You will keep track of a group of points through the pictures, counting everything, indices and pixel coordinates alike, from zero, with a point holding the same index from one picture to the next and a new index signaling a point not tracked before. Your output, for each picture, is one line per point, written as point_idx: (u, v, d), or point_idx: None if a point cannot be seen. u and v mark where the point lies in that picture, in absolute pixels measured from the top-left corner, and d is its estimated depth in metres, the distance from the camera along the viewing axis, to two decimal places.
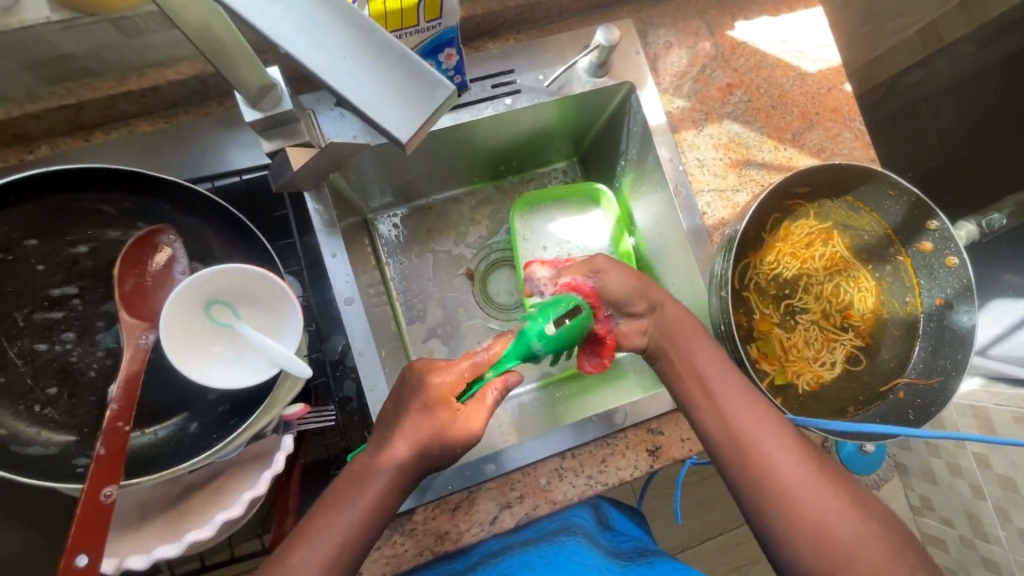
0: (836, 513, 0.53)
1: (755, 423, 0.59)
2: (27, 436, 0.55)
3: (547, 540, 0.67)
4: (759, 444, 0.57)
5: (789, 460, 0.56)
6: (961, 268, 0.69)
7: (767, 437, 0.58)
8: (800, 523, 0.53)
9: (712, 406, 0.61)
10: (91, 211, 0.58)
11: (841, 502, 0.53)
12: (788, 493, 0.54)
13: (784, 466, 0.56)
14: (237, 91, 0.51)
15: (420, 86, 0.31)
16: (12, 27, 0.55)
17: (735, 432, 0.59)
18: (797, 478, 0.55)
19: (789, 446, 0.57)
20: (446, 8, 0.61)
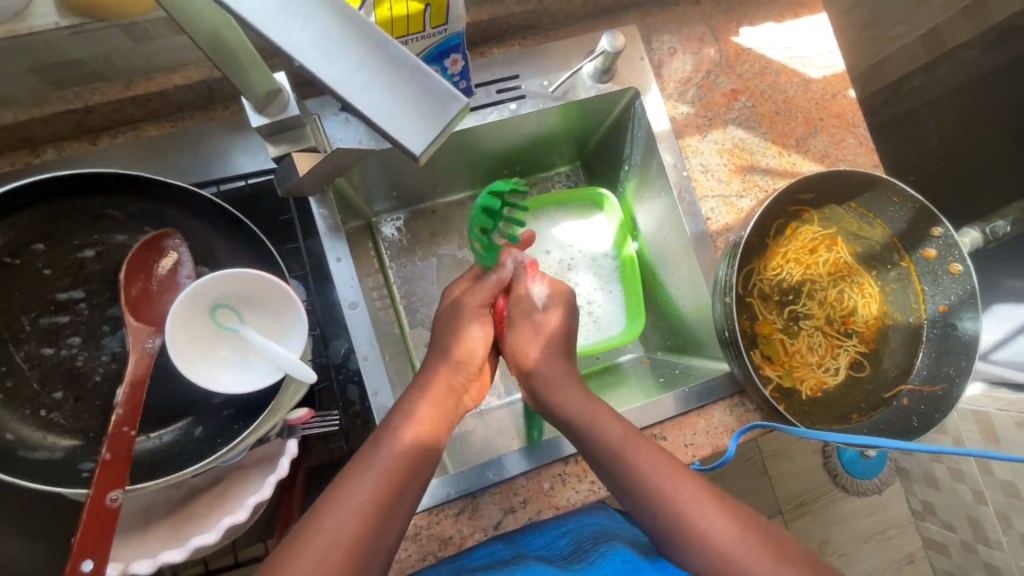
0: (757, 559, 0.54)
1: (666, 481, 0.59)
2: (33, 441, 0.55)
3: (561, 565, 0.62)
4: (674, 502, 0.57)
5: (707, 512, 0.57)
6: (965, 275, 0.69)
7: (681, 492, 0.58)
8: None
9: (622, 468, 0.60)
10: (98, 215, 0.59)
11: (760, 545, 0.55)
12: (711, 547, 0.55)
13: (702, 521, 0.56)
14: (243, 97, 0.51)
15: (434, 100, 0.31)
16: (21, 33, 0.55)
17: (650, 494, 0.58)
18: (716, 530, 0.56)
19: (702, 497, 0.58)
20: (453, 14, 0.62)
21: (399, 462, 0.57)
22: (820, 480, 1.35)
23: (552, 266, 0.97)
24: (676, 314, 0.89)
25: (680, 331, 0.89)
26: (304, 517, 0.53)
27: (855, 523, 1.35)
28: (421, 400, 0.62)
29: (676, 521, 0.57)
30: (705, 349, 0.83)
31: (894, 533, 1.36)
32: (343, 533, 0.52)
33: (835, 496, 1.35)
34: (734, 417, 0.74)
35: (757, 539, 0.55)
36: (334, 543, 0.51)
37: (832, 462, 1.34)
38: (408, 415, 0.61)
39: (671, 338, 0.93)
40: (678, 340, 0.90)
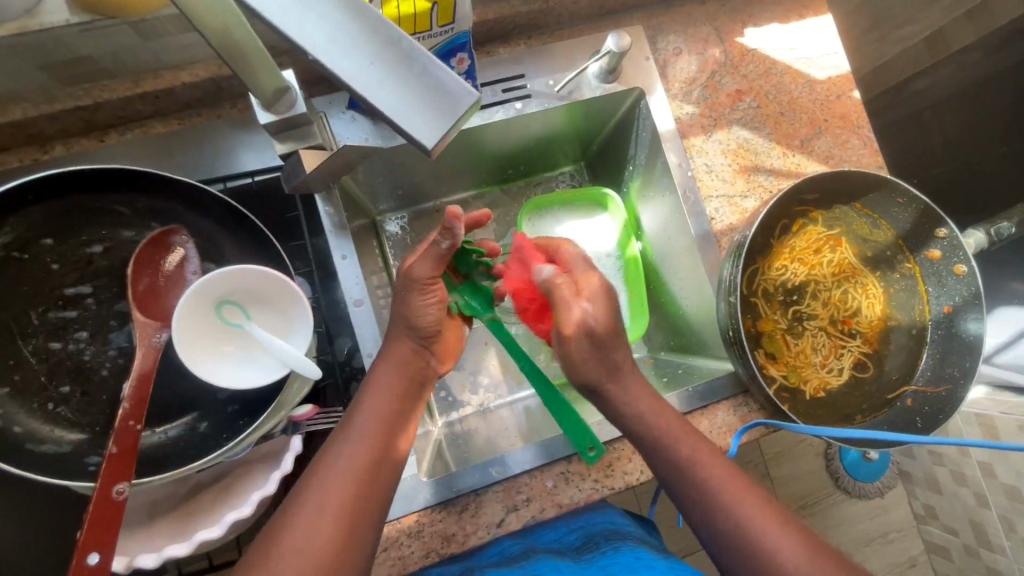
0: (791, 550, 0.55)
1: (708, 468, 0.60)
2: (40, 434, 0.56)
3: (574, 556, 0.66)
4: (718, 498, 0.59)
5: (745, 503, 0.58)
6: (971, 276, 0.69)
7: (721, 481, 0.60)
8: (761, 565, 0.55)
9: (671, 456, 0.61)
10: (105, 211, 0.59)
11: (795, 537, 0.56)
12: (744, 535, 0.57)
13: (742, 511, 0.58)
14: (252, 94, 0.52)
15: (446, 95, 0.31)
16: (32, 30, 0.55)
17: (692, 479, 0.60)
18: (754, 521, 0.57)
19: (740, 488, 0.59)
20: (459, 13, 0.62)
21: (379, 432, 0.58)
22: (822, 483, 1.34)
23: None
24: (679, 313, 0.90)
25: (683, 330, 0.89)
26: (295, 487, 0.54)
27: (857, 526, 1.35)
28: (383, 367, 0.63)
29: (714, 507, 0.59)
30: (709, 349, 0.83)
31: (896, 537, 1.36)
32: (332, 503, 0.53)
33: (837, 499, 1.34)
34: (737, 417, 0.74)
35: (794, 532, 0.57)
36: (325, 509, 0.52)
37: (834, 465, 1.33)
38: (372, 383, 0.62)
39: (674, 339, 0.93)
40: (681, 340, 0.90)
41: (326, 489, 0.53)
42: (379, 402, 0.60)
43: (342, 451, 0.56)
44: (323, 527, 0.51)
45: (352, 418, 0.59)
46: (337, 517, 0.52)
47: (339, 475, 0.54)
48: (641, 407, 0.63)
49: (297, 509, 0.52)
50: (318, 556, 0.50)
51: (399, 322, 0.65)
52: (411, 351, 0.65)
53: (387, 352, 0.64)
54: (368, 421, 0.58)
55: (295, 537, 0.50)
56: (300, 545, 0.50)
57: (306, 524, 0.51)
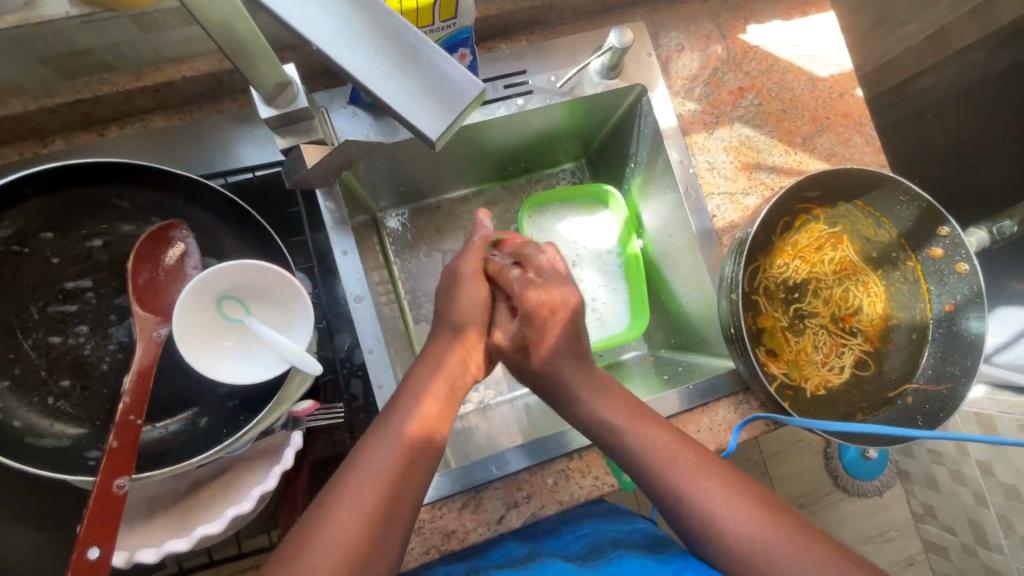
0: (780, 547, 0.54)
1: (686, 473, 0.59)
2: (40, 428, 0.56)
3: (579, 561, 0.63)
4: (699, 502, 0.58)
5: (727, 504, 0.57)
6: (972, 275, 0.69)
7: (700, 484, 0.59)
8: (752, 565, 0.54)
9: (647, 467, 0.61)
10: (105, 205, 0.59)
11: (783, 533, 0.55)
12: (731, 537, 0.56)
13: (725, 514, 0.56)
14: (253, 87, 0.52)
15: (451, 87, 0.31)
16: (31, 22, 0.55)
17: (671, 487, 0.59)
18: (738, 520, 0.56)
19: (720, 489, 0.58)
20: (461, 8, 0.62)
21: (426, 421, 0.60)
22: (821, 482, 1.34)
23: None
24: (680, 311, 0.90)
25: (684, 328, 0.89)
26: (338, 471, 0.55)
27: (855, 524, 1.35)
28: (428, 364, 0.66)
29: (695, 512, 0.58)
30: (710, 346, 0.83)
31: (894, 536, 1.36)
32: (367, 494, 0.53)
33: (836, 498, 1.35)
34: (738, 415, 0.74)
35: (781, 529, 0.55)
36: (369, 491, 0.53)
37: (833, 463, 1.33)
38: (416, 377, 0.64)
39: (674, 336, 0.93)
40: (682, 337, 0.90)
41: (370, 472, 0.54)
42: (421, 395, 0.62)
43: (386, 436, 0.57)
44: (365, 508, 0.52)
45: (396, 407, 0.60)
46: (378, 499, 0.53)
47: (383, 459, 0.55)
48: (617, 419, 0.64)
49: (341, 491, 0.53)
50: (356, 539, 0.50)
51: (445, 324, 0.70)
52: (455, 351, 0.68)
53: (433, 351, 0.67)
54: (412, 411, 0.60)
55: (338, 518, 0.51)
56: (341, 526, 0.51)
57: (350, 506, 0.52)
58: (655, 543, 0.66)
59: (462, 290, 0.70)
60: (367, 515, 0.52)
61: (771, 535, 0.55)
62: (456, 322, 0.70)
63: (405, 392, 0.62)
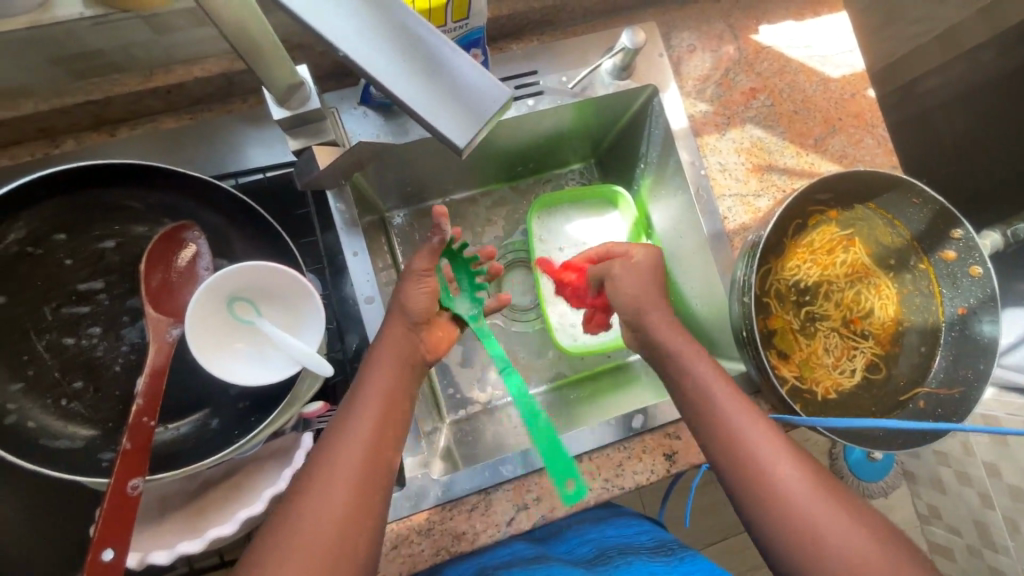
0: (829, 516, 0.53)
1: (749, 431, 0.59)
2: (53, 430, 0.55)
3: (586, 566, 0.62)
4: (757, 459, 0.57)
5: (780, 465, 0.56)
6: (986, 278, 0.69)
7: (760, 444, 0.58)
8: (797, 529, 0.53)
9: (714, 422, 0.60)
10: (119, 206, 0.59)
11: (833, 505, 0.54)
12: (782, 495, 0.55)
13: (780, 474, 0.56)
14: (266, 89, 0.51)
15: (477, 91, 0.31)
16: (44, 23, 0.55)
17: (726, 437, 0.59)
18: (791, 483, 0.55)
19: (780, 452, 0.57)
20: (473, 9, 0.62)
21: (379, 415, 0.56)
22: None
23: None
24: (689, 313, 0.89)
25: (693, 330, 0.89)
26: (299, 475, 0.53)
27: None
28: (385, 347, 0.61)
29: (749, 467, 0.57)
30: (720, 349, 0.82)
31: None
32: (333, 501, 0.51)
33: None
34: None
35: (834, 499, 0.54)
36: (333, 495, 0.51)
37: (838, 464, 1.33)
38: (370, 365, 0.59)
39: None
40: (691, 339, 0.90)
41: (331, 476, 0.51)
42: (382, 381, 0.58)
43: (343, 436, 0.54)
44: (334, 511, 0.50)
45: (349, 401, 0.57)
46: (351, 497, 0.51)
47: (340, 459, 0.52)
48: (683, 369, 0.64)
49: (304, 494, 0.51)
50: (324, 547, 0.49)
51: (395, 317, 0.64)
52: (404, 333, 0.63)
53: (387, 336, 0.62)
54: (371, 400, 0.57)
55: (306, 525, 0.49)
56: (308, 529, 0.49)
57: (315, 512, 0.50)
58: (660, 548, 0.65)
59: (414, 285, 0.65)
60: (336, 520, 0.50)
61: (823, 501, 0.54)
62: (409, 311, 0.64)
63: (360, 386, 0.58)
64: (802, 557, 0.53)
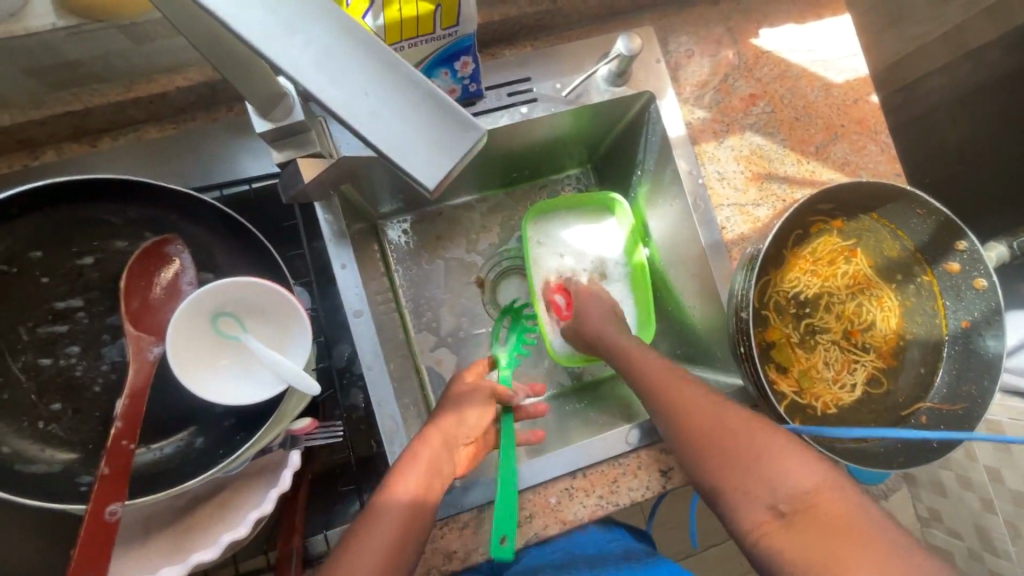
0: (770, 461, 0.55)
1: (692, 404, 0.63)
2: (30, 454, 0.54)
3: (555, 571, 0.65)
4: (739, 467, 0.56)
5: (721, 426, 0.59)
6: (990, 291, 0.67)
7: (702, 412, 0.62)
8: (741, 485, 0.55)
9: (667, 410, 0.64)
10: (97, 221, 0.57)
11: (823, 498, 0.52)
12: (724, 452, 0.58)
13: (719, 433, 0.59)
14: (247, 101, 0.49)
15: (449, 129, 0.29)
16: (16, 34, 0.53)
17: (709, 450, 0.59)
18: (730, 438, 0.58)
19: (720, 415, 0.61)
20: (463, 15, 0.59)
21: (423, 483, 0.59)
22: None
23: (555, 287, 0.94)
24: (687, 323, 0.87)
25: (691, 340, 0.87)
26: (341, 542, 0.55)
27: None
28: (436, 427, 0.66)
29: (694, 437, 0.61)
30: (717, 361, 0.81)
31: None
32: (377, 541, 0.54)
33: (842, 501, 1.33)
34: None
35: (773, 442, 0.56)
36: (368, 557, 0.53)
37: None
38: (421, 440, 0.64)
39: (680, 347, 0.91)
40: (689, 350, 0.88)
41: (371, 540, 0.54)
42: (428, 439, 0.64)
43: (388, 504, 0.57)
44: (376, 550, 0.53)
45: (395, 471, 0.60)
46: (394, 541, 0.54)
47: (382, 523, 0.55)
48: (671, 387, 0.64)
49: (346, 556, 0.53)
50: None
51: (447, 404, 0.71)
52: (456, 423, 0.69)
53: (440, 416, 0.68)
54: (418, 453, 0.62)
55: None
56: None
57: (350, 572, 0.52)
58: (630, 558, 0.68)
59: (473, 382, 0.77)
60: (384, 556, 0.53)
61: (762, 446, 0.56)
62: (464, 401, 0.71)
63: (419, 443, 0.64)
64: (752, 511, 0.54)
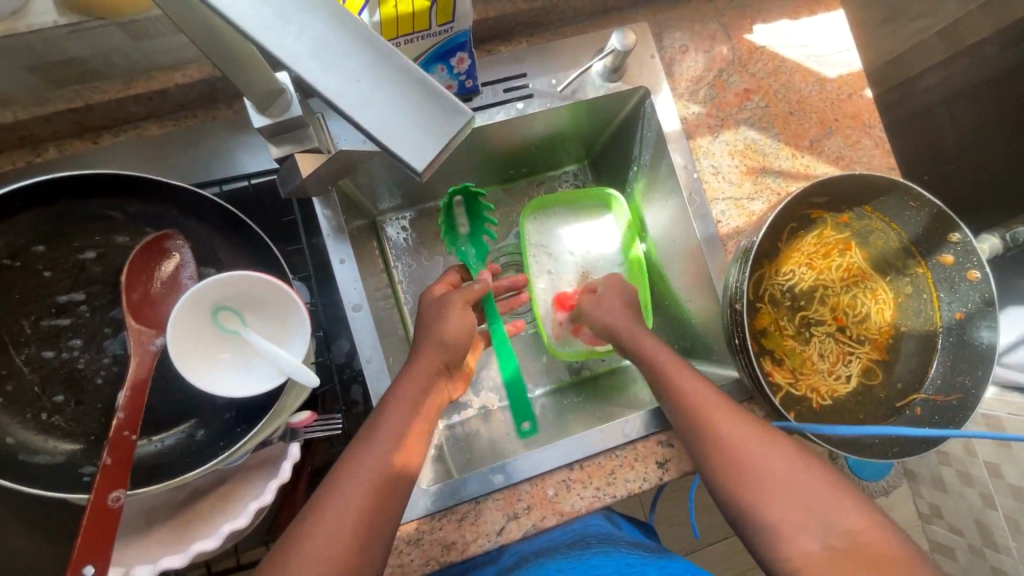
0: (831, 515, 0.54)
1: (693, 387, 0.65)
2: (34, 445, 0.55)
3: (564, 551, 0.68)
4: (741, 447, 0.60)
5: (781, 468, 0.58)
6: (984, 282, 0.67)
7: (706, 399, 0.64)
8: (786, 509, 0.56)
9: (694, 420, 0.63)
10: (99, 217, 0.58)
11: (812, 483, 0.57)
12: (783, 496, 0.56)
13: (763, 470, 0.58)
14: (245, 97, 0.50)
15: (438, 113, 0.29)
16: (19, 31, 0.54)
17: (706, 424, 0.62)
18: (794, 484, 0.57)
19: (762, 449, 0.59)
20: (459, 13, 0.60)
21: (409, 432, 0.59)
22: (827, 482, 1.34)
23: (548, 286, 0.95)
24: (684, 317, 0.88)
25: (688, 335, 0.88)
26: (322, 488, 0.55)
27: None
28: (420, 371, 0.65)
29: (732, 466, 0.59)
30: (714, 354, 0.81)
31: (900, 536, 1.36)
32: (354, 492, 0.53)
33: None
34: None
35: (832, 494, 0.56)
36: (350, 514, 0.52)
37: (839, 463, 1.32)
38: (405, 383, 0.63)
39: (678, 342, 0.92)
40: (686, 344, 0.89)
41: (349, 492, 0.53)
42: (407, 389, 0.63)
43: (373, 456, 0.56)
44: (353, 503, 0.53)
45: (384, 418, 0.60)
46: (369, 492, 0.54)
47: (365, 472, 0.55)
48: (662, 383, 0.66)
49: (324, 512, 0.52)
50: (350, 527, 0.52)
51: (427, 339, 0.68)
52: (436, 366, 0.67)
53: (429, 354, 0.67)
54: (398, 403, 0.61)
55: (320, 531, 0.51)
56: (319, 543, 0.50)
57: (332, 518, 0.52)
58: (645, 548, 0.70)
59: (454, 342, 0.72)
60: (364, 503, 0.53)
61: (820, 496, 0.56)
62: (444, 337, 0.68)
63: (408, 383, 0.63)
64: (769, 500, 0.56)
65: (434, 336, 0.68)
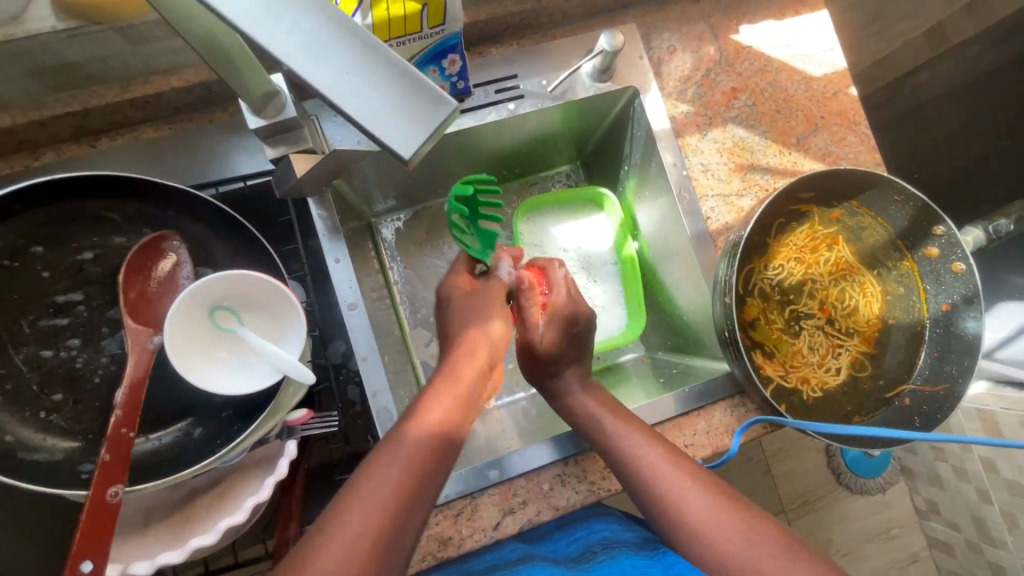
0: (746, 547, 0.53)
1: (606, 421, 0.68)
2: (32, 443, 0.56)
3: (571, 564, 0.66)
4: (661, 481, 0.60)
5: (699, 501, 0.57)
6: (968, 274, 0.69)
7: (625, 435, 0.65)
8: (710, 539, 0.55)
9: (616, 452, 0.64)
10: (95, 218, 0.59)
11: (728, 515, 0.56)
12: (703, 528, 0.55)
13: (701, 511, 0.56)
14: (241, 99, 0.51)
15: (422, 102, 0.30)
16: (18, 36, 0.56)
17: (628, 461, 0.63)
18: (710, 515, 0.56)
19: (696, 488, 0.58)
20: (450, 14, 0.62)
21: (446, 421, 0.60)
22: (823, 479, 1.33)
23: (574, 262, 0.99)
24: (677, 313, 0.89)
25: (680, 330, 0.89)
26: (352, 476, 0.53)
27: (857, 522, 1.34)
28: (460, 368, 0.66)
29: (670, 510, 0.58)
30: (706, 348, 0.82)
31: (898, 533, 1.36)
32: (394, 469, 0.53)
33: (838, 495, 1.34)
34: (735, 417, 0.74)
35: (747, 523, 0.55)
36: (381, 495, 0.51)
37: (835, 461, 1.33)
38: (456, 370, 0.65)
39: (671, 338, 0.93)
40: (679, 339, 0.90)
41: (384, 475, 0.52)
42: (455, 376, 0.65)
43: (408, 432, 0.56)
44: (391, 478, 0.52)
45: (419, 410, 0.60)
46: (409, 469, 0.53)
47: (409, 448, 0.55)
48: None
49: (357, 496, 0.50)
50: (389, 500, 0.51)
51: (468, 338, 0.69)
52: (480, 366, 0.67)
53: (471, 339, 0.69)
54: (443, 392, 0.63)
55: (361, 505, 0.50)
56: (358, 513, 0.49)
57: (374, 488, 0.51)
58: (647, 543, 0.70)
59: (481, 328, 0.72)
60: (404, 479, 0.52)
61: (733, 529, 0.54)
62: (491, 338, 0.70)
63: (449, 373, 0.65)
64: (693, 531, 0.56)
65: (475, 336, 0.69)
